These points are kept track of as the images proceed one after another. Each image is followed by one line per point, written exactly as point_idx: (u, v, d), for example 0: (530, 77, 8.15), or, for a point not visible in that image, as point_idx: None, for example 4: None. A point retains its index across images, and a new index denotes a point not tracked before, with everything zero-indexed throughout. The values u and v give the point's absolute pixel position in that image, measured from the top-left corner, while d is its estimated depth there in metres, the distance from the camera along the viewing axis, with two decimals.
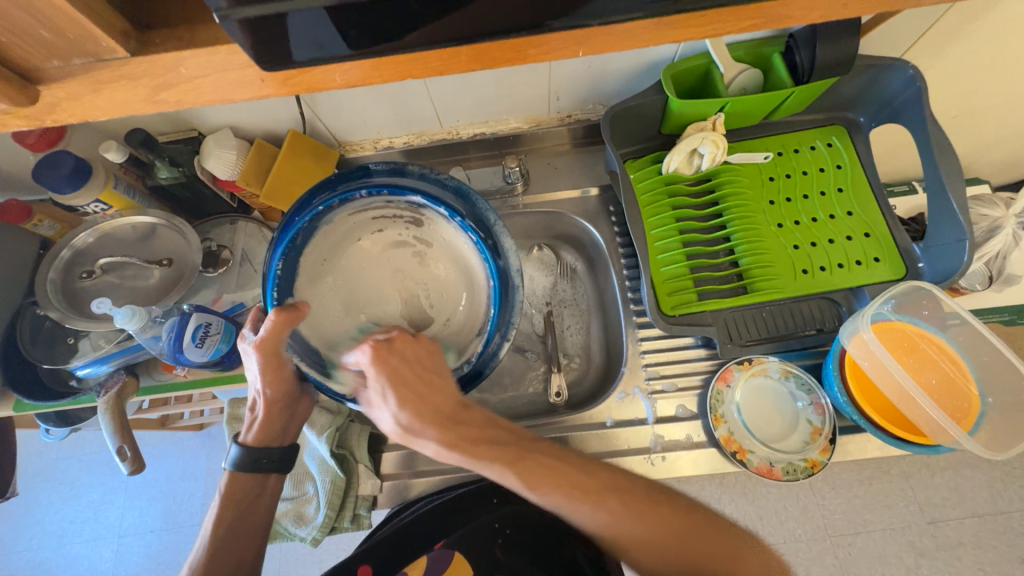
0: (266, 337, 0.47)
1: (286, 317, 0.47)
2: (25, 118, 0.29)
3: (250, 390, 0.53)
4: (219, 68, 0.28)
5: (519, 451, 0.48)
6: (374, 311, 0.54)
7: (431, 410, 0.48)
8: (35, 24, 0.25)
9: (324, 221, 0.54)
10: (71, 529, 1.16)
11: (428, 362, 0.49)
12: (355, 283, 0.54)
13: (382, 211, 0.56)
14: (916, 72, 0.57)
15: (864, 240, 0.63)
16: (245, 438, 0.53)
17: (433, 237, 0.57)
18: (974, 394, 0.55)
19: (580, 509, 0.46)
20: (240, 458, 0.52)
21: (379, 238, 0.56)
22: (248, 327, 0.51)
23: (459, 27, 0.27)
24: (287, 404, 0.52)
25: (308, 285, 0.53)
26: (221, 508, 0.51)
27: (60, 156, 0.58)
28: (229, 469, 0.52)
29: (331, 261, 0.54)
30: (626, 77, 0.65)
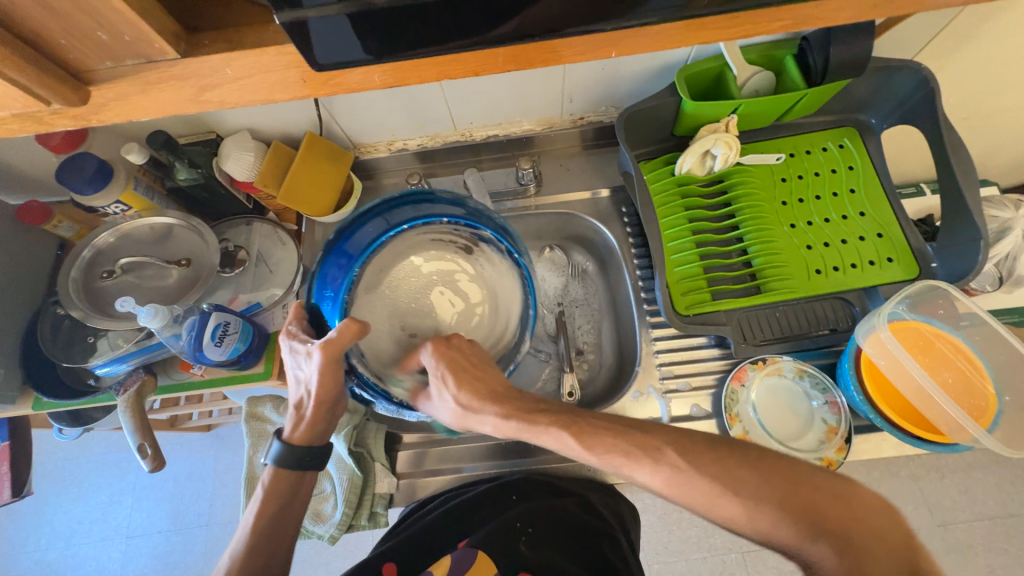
0: (332, 343, 0.45)
1: (358, 326, 0.45)
2: (73, 118, 0.29)
3: (298, 389, 0.51)
4: (262, 68, 0.29)
5: (572, 416, 0.47)
6: (412, 329, 0.54)
7: (488, 387, 0.50)
8: (93, 26, 0.25)
9: (385, 238, 0.56)
10: (79, 530, 1.16)
11: (477, 351, 0.52)
12: (401, 295, 0.55)
13: (442, 234, 0.57)
14: (929, 73, 0.57)
15: (877, 240, 0.64)
16: (290, 435, 0.52)
17: (481, 266, 0.58)
18: (991, 393, 0.55)
19: (640, 468, 0.43)
20: (281, 455, 0.52)
21: (433, 259, 0.57)
22: (292, 323, 0.50)
23: (494, 30, 0.28)
24: (335, 405, 0.51)
25: (366, 293, 0.54)
26: (260, 504, 0.51)
27: (84, 158, 0.59)
28: (271, 464, 0.52)
29: (386, 274, 0.55)
30: (639, 80, 0.65)
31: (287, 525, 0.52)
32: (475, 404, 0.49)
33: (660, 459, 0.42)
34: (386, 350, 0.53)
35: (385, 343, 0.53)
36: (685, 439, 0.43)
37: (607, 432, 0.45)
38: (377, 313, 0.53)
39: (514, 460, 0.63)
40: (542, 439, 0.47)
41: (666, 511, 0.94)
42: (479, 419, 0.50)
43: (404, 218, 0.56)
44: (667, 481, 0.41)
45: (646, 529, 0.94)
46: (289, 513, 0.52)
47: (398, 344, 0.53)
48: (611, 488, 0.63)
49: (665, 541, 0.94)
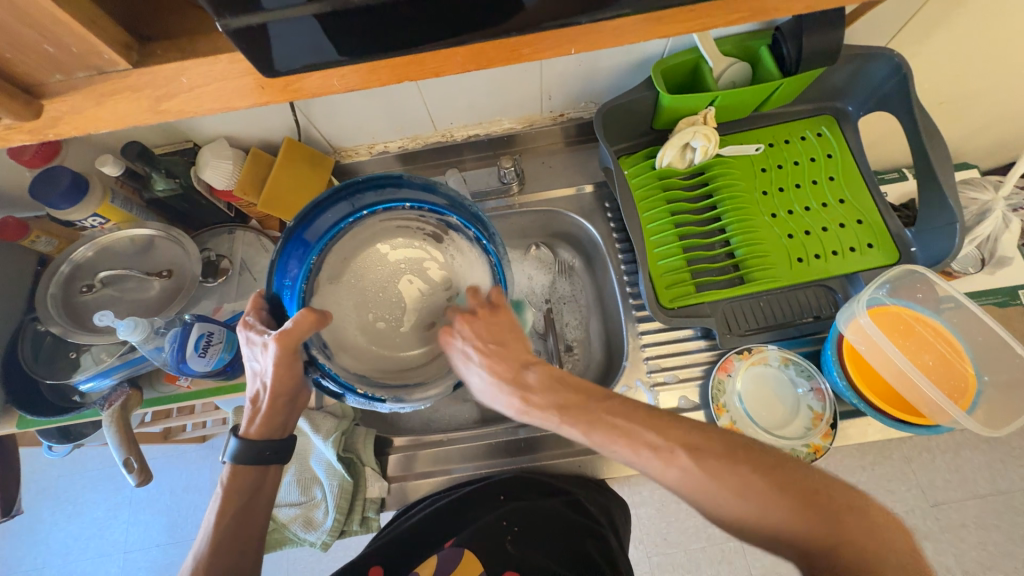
0: (287, 334, 0.46)
1: (314, 314, 0.46)
2: (29, 132, 0.29)
3: (254, 382, 0.51)
4: (219, 76, 0.28)
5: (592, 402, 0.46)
6: (379, 318, 0.53)
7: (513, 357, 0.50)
8: (40, 39, 0.25)
9: (348, 224, 0.55)
10: (75, 547, 1.15)
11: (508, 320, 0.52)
12: (366, 283, 0.54)
13: (408, 221, 0.56)
14: (901, 60, 0.58)
15: (857, 226, 0.64)
16: (245, 431, 0.53)
17: (450, 254, 0.57)
18: (971, 374, 0.56)
19: (649, 462, 0.42)
20: (240, 451, 0.52)
21: (400, 246, 0.56)
22: (250, 314, 0.51)
23: (455, 29, 0.28)
24: (294, 397, 0.52)
25: (329, 282, 0.53)
26: (222, 502, 0.51)
27: (58, 172, 0.58)
28: (229, 461, 0.52)
29: (351, 262, 0.55)
30: (616, 74, 0.65)
31: (251, 528, 0.51)
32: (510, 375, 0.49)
33: (673, 459, 0.41)
34: (351, 340, 0.52)
35: (347, 333, 0.52)
36: (701, 442, 0.41)
37: (636, 408, 0.45)
38: (342, 301, 0.53)
39: (506, 459, 0.63)
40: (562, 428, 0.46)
41: (663, 503, 0.94)
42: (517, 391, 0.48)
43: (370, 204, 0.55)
44: (678, 479, 0.40)
45: (644, 521, 0.95)
46: (252, 510, 0.52)
47: (364, 332, 0.53)
48: (601, 482, 0.63)
49: (664, 533, 0.94)
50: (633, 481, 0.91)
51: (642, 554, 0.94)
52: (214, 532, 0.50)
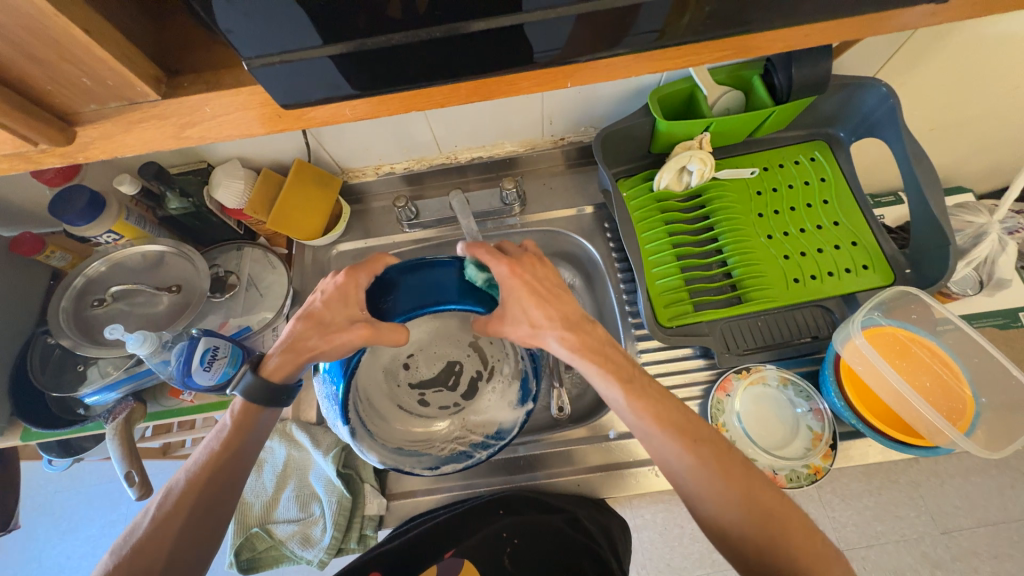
0: (377, 333, 0.51)
1: (401, 335, 0.52)
2: (61, 155, 0.31)
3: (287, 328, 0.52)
4: (240, 106, 0.31)
5: (630, 372, 0.50)
6: (416, 365, 0.65)
7: (559, 313, 0.51)
8: (79, 74, 0.27)
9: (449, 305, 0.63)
10: (69, 564, 1.13)
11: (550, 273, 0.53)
12: (440, 339, 0.66)
13: (507, 343, 0.64)
14: (888, 89, 0.60)
15: (852, 248, 0.65)
16: (264, 371, 0.51)
17: (490, 396, 0.62)
18: (968, 396, 0.56)
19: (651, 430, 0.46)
20: (252, 387, 0.50)
21: (482, 348, 0.65)
22: (362, 275, 0.53)
23: (460, 65, 0.30)
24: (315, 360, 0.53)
25: (432, 318, 0.65)
26: (228, 432, 0.49)
27: (76, 190, 0.61)
28: (239, 398, 0.50)
29: (449, 323, 0.66)
30: (615, 101, 0.68)
31: (236, 480, 0.49)
32: (545, 324, 0.51)
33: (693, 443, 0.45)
34: (386, 358, 0.63)
35: (395, 354, 0.64)
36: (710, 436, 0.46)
37: (651, 387, 0.49)
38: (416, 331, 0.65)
39: (503, 477, 0.62)
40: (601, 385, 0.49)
41: (666, 526, 0.93)
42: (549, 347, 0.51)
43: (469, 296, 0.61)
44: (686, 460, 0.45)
45: (646, 545, 0.93)
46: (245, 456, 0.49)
47: (396, 361, 0.64)
48: (602, 502, 0.62)
49: (667, 558, 0.92)
50: (634, 503, 0.90)
51: None
52: (210, 460, 0.48)
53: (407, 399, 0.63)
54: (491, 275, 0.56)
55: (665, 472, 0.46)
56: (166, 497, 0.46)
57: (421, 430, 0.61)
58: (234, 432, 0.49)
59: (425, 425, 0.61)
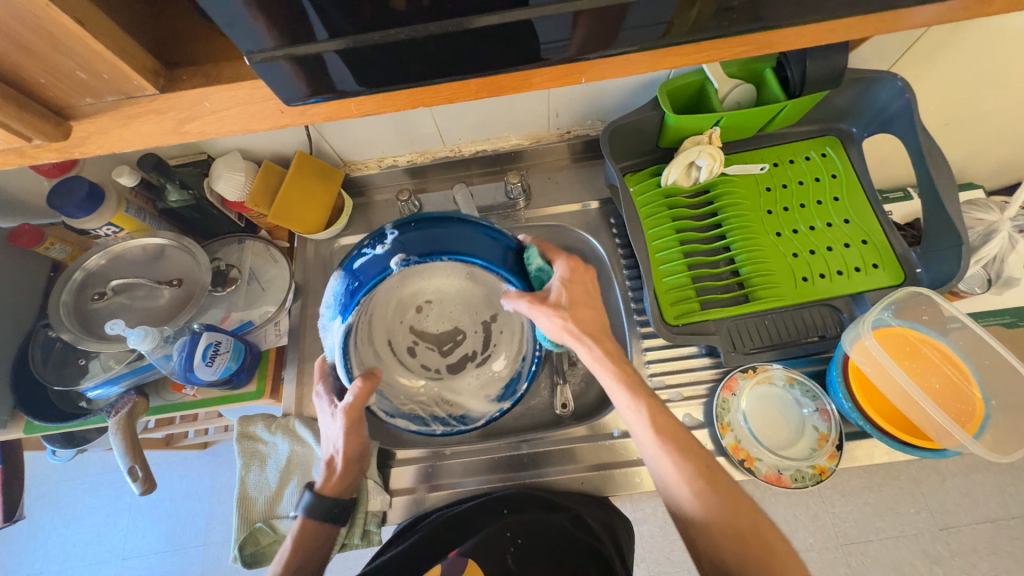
0: (352, 404, 0.53)
1: (370, 382, 0.52)
2: (57, 151, 0.30)
3: (327, 447, 0.58)
4: (241, 101, 0.29)
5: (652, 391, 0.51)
6: (425, 314, 0.60)
7: (592, 321, 0.53)
8: (73, 66, 0.26)
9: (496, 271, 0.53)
10: (74, 552, 1.15)
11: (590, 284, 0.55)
12: (462, 301, 0.60)
13: (519, 335, 0.61)
14: (904, 84, 0.59)
15: (862, 247, 0.64)
16: (319, 488, 0.57)
17: (473, 380, 0.61)
18: (978, 398, 0.56)
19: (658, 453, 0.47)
20: (311, 505, 0.56)
21: (494, 329, 0.61)
22: (320, 383, 0.58)
23: (469, 60, 0.29)
24: (364, 458, 0.58)
25: (471, 271, 0.56)
26: (296, 543, 0.54)
27: (74, 182, 0.60)
28: (301, 516, 0.56)
29: (481, 288, 0.59)
30: (623, 94, 0.67)
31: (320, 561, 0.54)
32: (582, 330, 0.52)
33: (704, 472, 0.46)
34: (413, 287, 0.57)
35: (417, 292, 0.58)
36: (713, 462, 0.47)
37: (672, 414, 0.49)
38: (448, 276, 0.57)
39: (506, 475, 0.63)
40: (623, 401, 0.50)
41: (666, 520, 0.93)
42: (581, 342, 0.51)
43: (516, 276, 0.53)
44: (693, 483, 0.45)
45: (646, 539, 0.94)
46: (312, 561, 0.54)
47: (412, 298, 0.59)
48: (606, 501, 0.62)
49: (667, 551, 0.93)
50: (635, 497, 0.91)
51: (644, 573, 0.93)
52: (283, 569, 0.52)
53: (400, 342, 0.59)
54: (545, 266, 0.55)
55: (668, 492, 0.48)
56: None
57: (395, 377, 0.58)
58: (305, 538, 0.55)
59: (402, 375, 0.59)
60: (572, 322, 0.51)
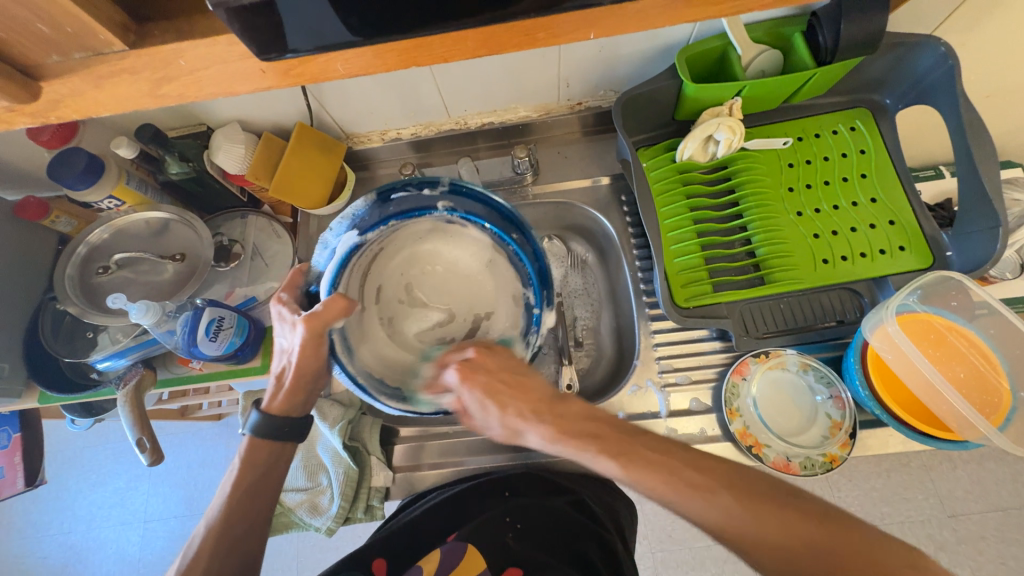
0: (316, 317, 0.46)
1: (344, 301, 0.47)
2: (30, 114, 0.29)
3: (281, 358, 0.52)
4: (218, 59, 0.28)
5: (623, 442, 0.44)
6: (428, 278, 0.56)
7: (534, 402, 0.48)
8: (31, 18, 0.25)
9: (521, 263, 0.54)
10: (99, 514, 1.20)
11: (513, 362, 0.50)
12: (468, 285, 0.55)
13: (506, 331, 0.55)
14: (947, 49, 0.54)
15: (888, 227, 0.61)
16: (268, 406, 0.53)
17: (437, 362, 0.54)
18: (1006, 389, 0.53)
19: (687, 501, 0.40)
20: (259, 424, 0.52)
21: (488, 325, 0.55)
22: (284, 291, 0.51)
23: (462, 10, 0.26)
24: (316, 379, 0.52)
25: (491, 256, 0.55)
26: (238, 472, 0.51)
27: (73, 153, 0.59)
28: (249, 434, 0.53)
29: (489, 278, 0.55)
30: (639, 61, 0.62)
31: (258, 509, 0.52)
32: (523, 422, 0.47)
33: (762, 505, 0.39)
34: (440, 249, 0.55)
35: (435, 253, 0.55)
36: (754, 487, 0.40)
37: (682, 447, 0.43)
38: (471, 255, 0.55)
39: (513, 455, 0.61)
40: (590, 464, 0.44)
41: None
42: (524, 439, 0.48)
43: (539, 280, 0.53)
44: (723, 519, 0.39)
45: (649, 518, 0.95)
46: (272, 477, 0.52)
47: (425, 257, 0.56)
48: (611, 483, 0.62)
49: (669, 529, 0.94)
50: None
51: (646, 549, 0.94)
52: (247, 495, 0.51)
53: (389, 289, 0.54)
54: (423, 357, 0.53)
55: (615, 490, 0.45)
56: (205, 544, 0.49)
57: (363, 317, 0.52)
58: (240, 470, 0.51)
59: (371, 320, 0.52)
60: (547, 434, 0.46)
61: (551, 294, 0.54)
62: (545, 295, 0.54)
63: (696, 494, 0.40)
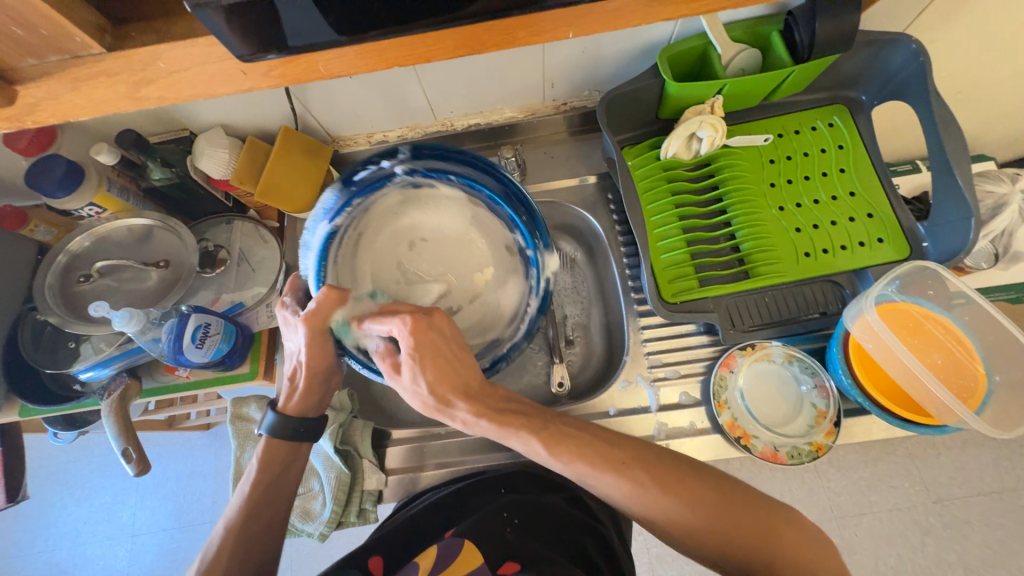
0: (314, 314, 0.48)
1: (338, 293, 0.48)
2: (6, 119, 0.29)
3: (291, 360, 0.53)
4: (198, 61, 0.28)
5: (543, 420, 0.47)
6: (416, 249, 0.55)
7: (455, 381, 0.47)
8: (5, 21, 0.24)
9: (501, 210, 0.55)
10: (84, 530, 1.17)
11: (453, 333, 0.48)
12: (458, 245, 0.56)
13: (509, 278, 0.55)
14: (918, 47, 0.55)
15: (867, 220, 0.62)
16: (284, 407, 0.53)
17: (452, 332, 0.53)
18: (981, 373, 0.55)
19: (603, 476, 0.44)
20: (276, 426, 0.52)
21: (490, 276, 0.55)
22: (287, 294, 0.52)
23: (441, 10, 0.26)
24: (329, 375, 0.52)
25: (470, 208, 0.56)
26: (256, 473, 0.51)
27: (51, 160, 0.58)
28: (265, 435, 0.52)
29: (475, 229, 0.56)
30: (621, 61, 0.63)
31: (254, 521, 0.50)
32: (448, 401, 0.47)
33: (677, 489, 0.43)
34: (415, 216, 0.56)
35: (415, 224, 0.56)
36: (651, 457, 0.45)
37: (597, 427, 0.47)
38: (451, 215, 0.56)
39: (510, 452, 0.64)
40: (514, 443, 0.46)
41: None
42: (451, 412, 0.47)
43: (523, 222, 0.54)
44: (627, 492, 0.43)
45: None
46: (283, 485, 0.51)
47: (406, 230, 0.56)
48: None
49: None
50: None
51: (642, 545, 0.95)
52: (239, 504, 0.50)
53: (382, 270, 0.54)
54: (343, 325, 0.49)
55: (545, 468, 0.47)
56: (206, 554, 0.48)
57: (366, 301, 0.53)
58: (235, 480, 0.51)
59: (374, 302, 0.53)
60: (432, 399, 0.47)
61: (540, 234, 0.54)
62: (536, 238, 0.54)
63: (608, 470, 0.44)
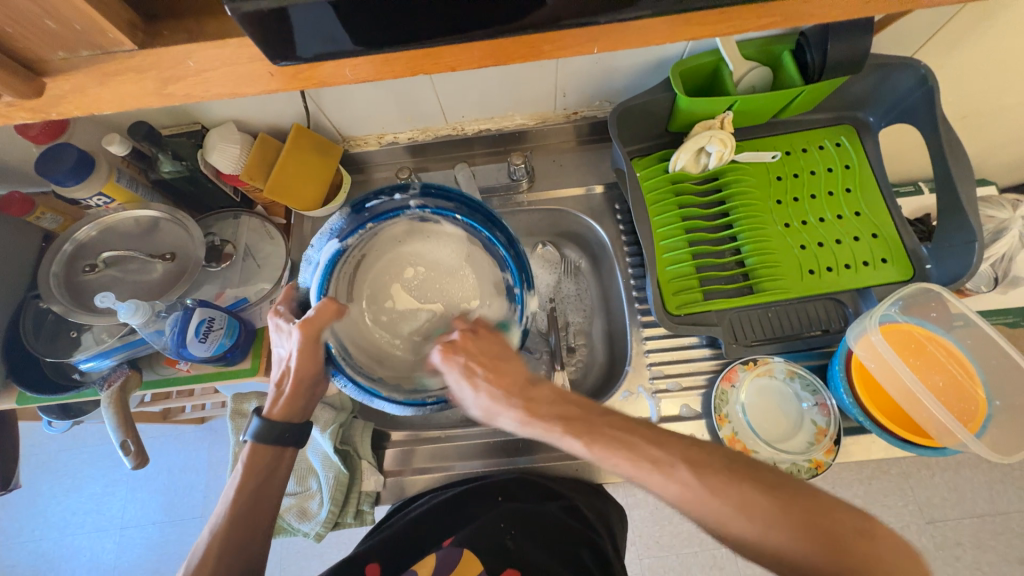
0: (310, 322, 0.48)
1: (337, 307, 0.49)
2: (31, 110, 0.29)
3: (276, 366, 0.52)
4: (227, 61, 0.28)
5: (587, 423, 0.44)
6: (411, 280, 0.55)
7: (507, 384, 0.48)
8: (41, 14, 0.25)
9: (497, 251, 0.54)
10: (73, 521, 1.16)
11: (498, 345, 0.50)
12: (451, 281, 0.55)
13: (494, 317, 0.54)
14: (927, 71, 0.56)
15: (871, 240, 0.63)
16: (268, 412, 0.52)
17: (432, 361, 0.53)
18: (982, 397, 0.55)
19: (649, 477, 0.40)
20: (261, 430, 0.52)
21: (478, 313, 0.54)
22: (281, 303, 0.53)
23: (470, 23, 0.27)
24: (317, 383, 0.52)
25: (469, 247, 0.55)
26: (241, 477, 0.50)
27: (63, 149, 0.58)
28: (249, 440, 0.52)
29: (469, 268, 0.55)
30: (634, 74, 0.64)
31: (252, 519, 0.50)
32: (493, 408, 0.48)
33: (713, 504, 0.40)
34: (417, 247, 0.55)
35: (416, 253, 0.55)
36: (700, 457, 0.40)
37: (641, 423, 0.43)
38: (450, 249, 0.55)
39: (500, 459, 0.62)
40: (564, 447, 0.45)
41: (657, 507, 0.95)
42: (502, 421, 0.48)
43: (514, 265, 0.54)
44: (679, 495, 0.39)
45: (637, 524, 0.96)
46: (266, 490, 0.51)
47: (406, 258, 0.55)
48: (598, 486, 0.63)
49: (656, 536, 0.95)
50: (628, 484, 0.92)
51: (635, 557, 0.95)
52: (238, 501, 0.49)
53: (377, 294, 0.53)
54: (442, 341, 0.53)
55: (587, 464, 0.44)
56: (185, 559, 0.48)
57: (357, 323, 0.52)
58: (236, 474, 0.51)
59: (365, 326, 0.52)
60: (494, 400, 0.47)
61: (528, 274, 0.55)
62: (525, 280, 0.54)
63: (655, 470, 0.40)
